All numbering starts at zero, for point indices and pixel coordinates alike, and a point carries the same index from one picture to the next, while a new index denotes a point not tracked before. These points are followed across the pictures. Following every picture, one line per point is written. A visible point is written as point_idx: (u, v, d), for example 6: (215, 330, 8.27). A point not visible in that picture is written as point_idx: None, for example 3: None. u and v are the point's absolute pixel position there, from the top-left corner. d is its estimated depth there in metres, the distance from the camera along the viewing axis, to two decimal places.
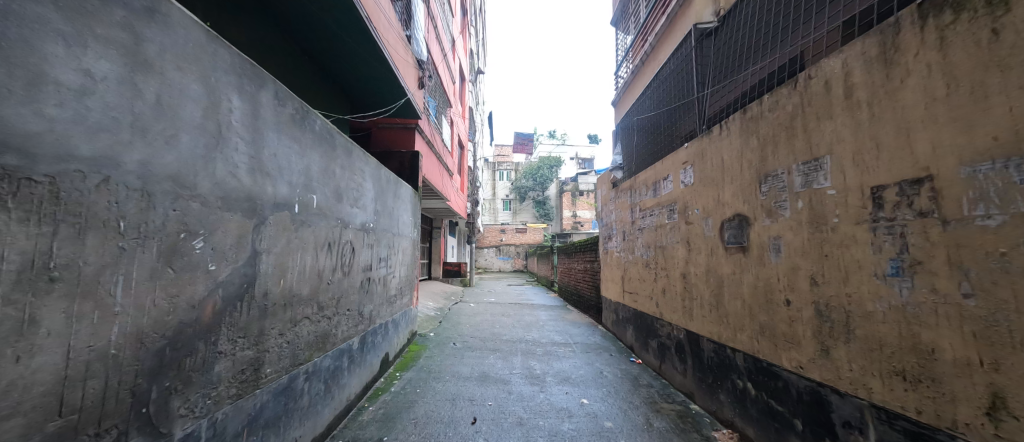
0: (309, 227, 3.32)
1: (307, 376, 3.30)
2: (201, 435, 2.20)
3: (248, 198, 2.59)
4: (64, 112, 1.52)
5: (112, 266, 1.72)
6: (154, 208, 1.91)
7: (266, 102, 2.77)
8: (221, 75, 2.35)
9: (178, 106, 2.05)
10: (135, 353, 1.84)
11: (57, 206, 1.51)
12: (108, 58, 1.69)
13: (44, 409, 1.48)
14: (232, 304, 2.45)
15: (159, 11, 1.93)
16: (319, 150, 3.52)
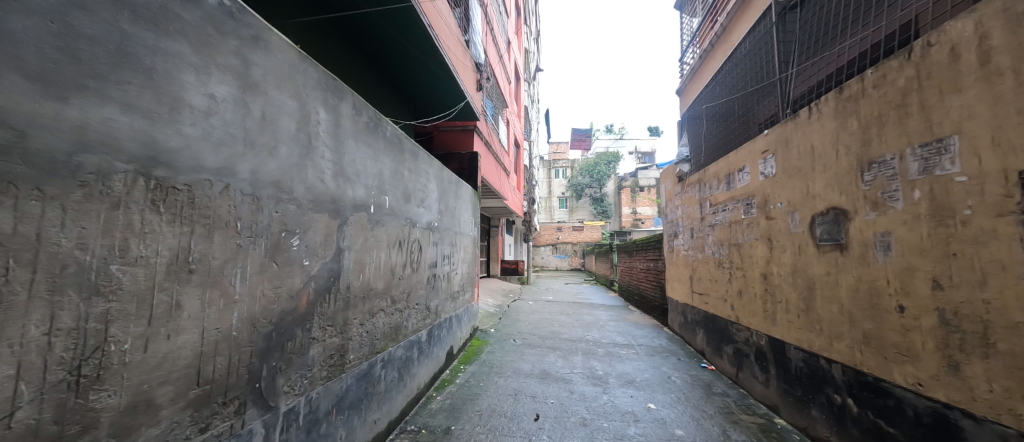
0: (382, 226, 3.58)
1: (383, 364, 3.57)
2: (299, 411, 2.49)
3: (333, 201, 2.86)
4: (196, 130, 1.81)
5: (231, 260, 2.01)
6: (262, 210, 2.20)
7: (346, 112, 3.04)
8: (311, 90, 2.63)
9: (278, 121, 2.33)
10: (249, 336, 2.13)
11: (193, 210, 1.80)
12: (225, 83, 1.97)
13: (186, 380, 1.78)
14: (322, 295, 2.74)
15: (262, 38, 2.21)
16: (390, 154, 3.78)
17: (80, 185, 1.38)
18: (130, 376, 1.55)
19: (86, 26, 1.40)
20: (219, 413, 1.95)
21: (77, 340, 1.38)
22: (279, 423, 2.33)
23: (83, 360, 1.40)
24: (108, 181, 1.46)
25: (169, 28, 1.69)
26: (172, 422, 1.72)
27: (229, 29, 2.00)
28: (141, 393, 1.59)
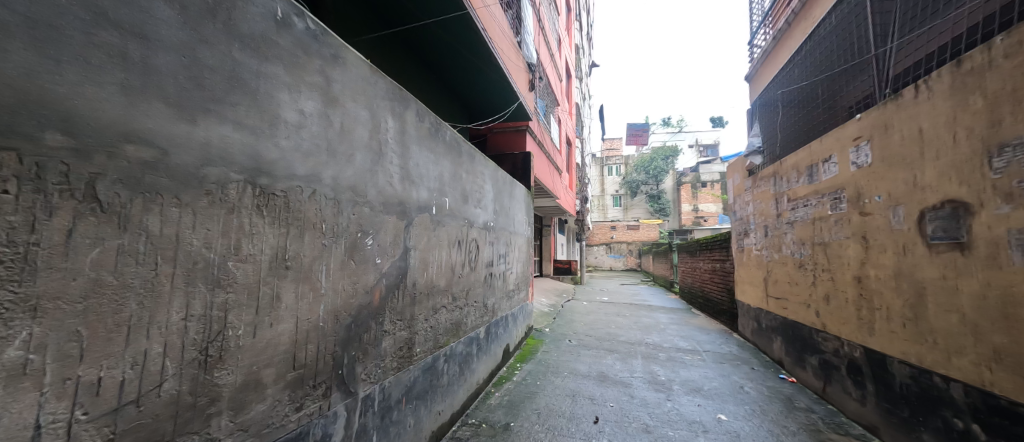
0: (443, 226, 3.75)
1: (445, 358, 3.73)
2: (374, 398, 2.70)
3: (401, 203, 3.06)
4: (289, 142, 2.04)
5: (317, 258, 2.23)
6: (342, 212, 2.42)
7: (411, 119, 3.23)
8: (381, 101, 2.83)
9: (354, 130, 2.54)
10: (333, 326, 2.35)
11: (288, 213, 2.03)
12: (311, 99, 2.20)
13: (285, 364, 2.01)
14: (392, 291, 2.93)
15: (341, 56, 2.44)
16: (450, 158, 3.94)
17: (206, 193, 1.62)
18: (243, 358, 1.79)
19: (208, 58, 1.64)
20: (311, 395, 2.18)
21: (205, 324, 1.63)
22: (358, 408, 2.54)
23: (209, 342, 1.65)
24: (224, 189, 1.70)
25: (268, 54, 1.92)
26: (274, 400, 1.95)
27: (314, 50, 2.22)
28: (251, 374, 1.83)
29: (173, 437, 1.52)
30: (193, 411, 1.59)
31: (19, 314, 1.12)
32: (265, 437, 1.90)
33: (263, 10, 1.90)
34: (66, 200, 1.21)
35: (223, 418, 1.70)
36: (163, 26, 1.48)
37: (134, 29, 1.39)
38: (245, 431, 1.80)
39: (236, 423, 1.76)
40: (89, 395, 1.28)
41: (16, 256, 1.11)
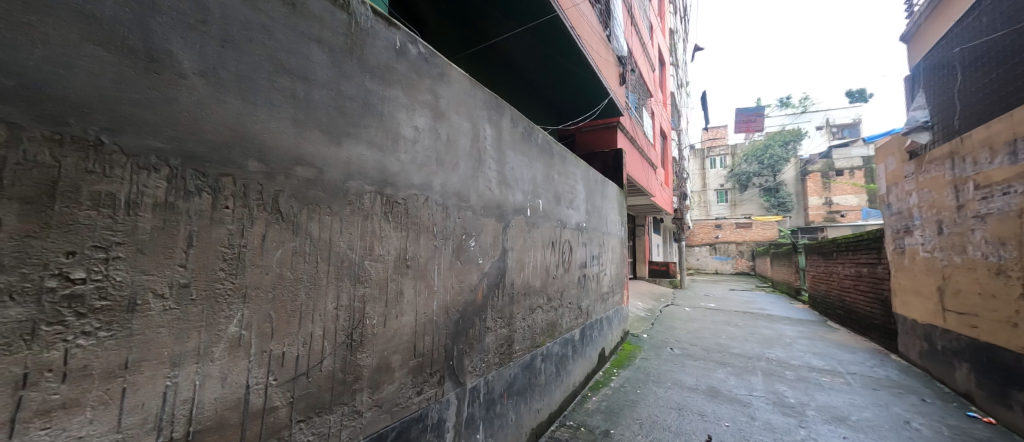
0: (537, 228, 3.82)
1: (542, 357, 3.79)
2: (480, 389, 2.88)
3: (499, 206, 3.20)
4: (407, 156, 2.31)
5: (431, 258, 2.47)
6: (449, 216, 2.64)
7: (506, 126, 3.37)
8: (480, 110, 3.01)
9: (458, 140, 2.76)
10: (444, 321, 2.57)
11: (408, 218, 2.30)
12: (423, 116, 2.45)
13: (408, 351, 2.27)
14: (493, 290, 3.09)
15: (447, 74, 2.67)
16: (543, 160, 4.00)
17: (348, 203, 1.94)
18: (377, 343, 2.08)
19: (348, 90, 1.96)
20: (428, 381, 2.42)
21: (350, 313, 1.94)
22: (466, 397, 2.73)
23: (353, 328, 1.96)
24: (361, 199, 2.01)
25: (390, 79, 2.21)
26: (400, 383, 2.22)
27: (425, 71, 2.47)
28: (382, 358, 2.11)
29: (331, 405, 1.84)
30: (344, 385, 1.90)
31: (237, 299, 1.49)
32: (394, 414, 2.17)
33: (386, 43, 2.19)
34: (261, 212, 1.57)
35: (364, 394, 2.00)
36: (318, 68, 1.81)
37: (300, 73, 1.73)
38: (380, 407, 2.09)
39: (373, 399, 2.05)
40: (277, 365, 1.62)
41: (234, 255, 1.48)
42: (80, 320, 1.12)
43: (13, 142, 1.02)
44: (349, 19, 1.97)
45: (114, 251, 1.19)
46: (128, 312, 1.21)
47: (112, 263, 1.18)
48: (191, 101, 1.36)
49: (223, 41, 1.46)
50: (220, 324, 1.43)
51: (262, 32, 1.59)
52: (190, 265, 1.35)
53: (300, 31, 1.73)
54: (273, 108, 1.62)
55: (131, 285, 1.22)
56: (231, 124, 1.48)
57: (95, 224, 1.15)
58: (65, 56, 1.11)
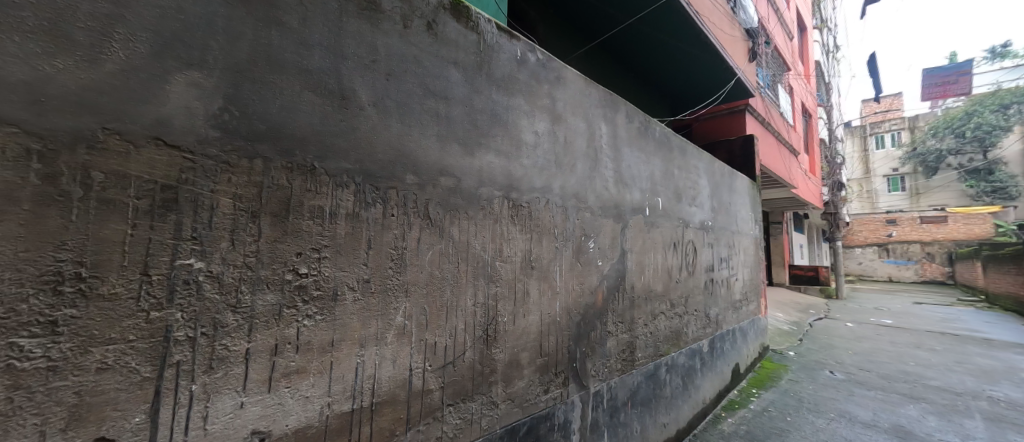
0: (657, 228, 3.56)
1: (667, 368, 3.51)
2: (603, 395, 2.80)
3: (616, 206, 3.07)
4: (530, 160, 2.40)
5: (552, 259, 2.51)
6: (568, 218, 2.64)
7: (621, 122, 3.22)
8: (594, 108, 2.95)
9: (575, 141, 2.74)
10: (566, 322, 2.57)
11: (532, 220, 2.38)
12: (542, 120, 2.51)
13: (535, 350, 2.34)
14: (614, 293, 2.97)
15: (563, 76, 2.68)
16: (661, 154, 3.71)
17: (481, 208, 2.10)
18: (508, 340, 2.20)
19: (479, 104, 2.12)
20: (553, 381, 2.45)
21: (485, 310, 2.09)
22: (590, 401, 2.69)
23: (488, 324, 2.10)
24: (491, 204, 2.15)
25: (513, 89, 2.32)
26: (529, 380, 2.30)
27: (543, 76, 2.53)
28: (513, 354, 2.22)
29: (472, 394, 2.00)
30: (482, 376, 2.05)
31: (401, 293, 1.74)
32: (524, 410, 2.26)
33: (509, 55, 2.31)
34: (416, 218, 1.81)
35: (499, 387, 2.13)
36: (455, 87, 2.01)
37: (441, 94, 1.94)
38: (512, 401, 2.20)
39: (506, 393, 2.17)
40: (430, 353, 1.84)
41: (398, 256, 1.74)
42: (305, 305, 1.45)
43: (266, 170, 1.37)
44: (478, 38, 2.14)
45: (323, 251, 1.50)
46: (333, 300, 1.52)
47: (322, 261, 1.50)
48: (368, 129, 1.65)
49: (387, 75, 1.73)
50: (390, 314, 1.69)
51: (414, 62, 1.84)
52: (370, 263, 1.64)
53: (441, 57, 1.95)
54: (422, 127, 1.85)
55: (334, 278, 1.53)
56: (394, 144, 1.74)
57: (312, 230, 1.48)
58: (293, 104, 1.45)
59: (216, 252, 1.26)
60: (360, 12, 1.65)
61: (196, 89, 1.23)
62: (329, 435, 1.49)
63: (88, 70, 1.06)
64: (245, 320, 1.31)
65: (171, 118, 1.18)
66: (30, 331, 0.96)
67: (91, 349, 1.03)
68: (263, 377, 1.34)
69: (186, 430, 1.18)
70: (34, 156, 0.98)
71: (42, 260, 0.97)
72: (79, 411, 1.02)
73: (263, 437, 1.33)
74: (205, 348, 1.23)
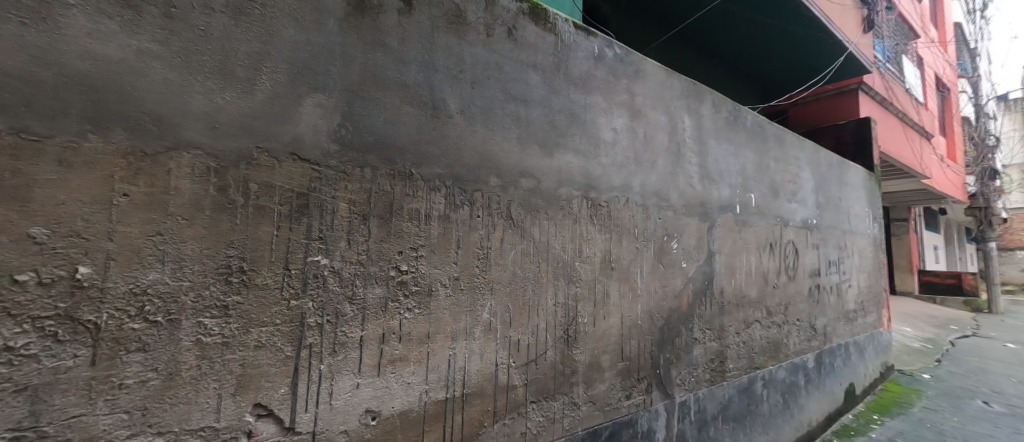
0: (750, 227, 3.23)
1: (764, 382, 3.17)
2: (690, 406, 2.62)
3: (702, 204, 2.86)
4: (608, 159, 2.34)
5: (634, 260, 2.41)
6: (650, 217, 2.52)
7: (707, 113, 2.99)
8: (677, 101, 2.78)
9: (655, 136, 2.61)
10: (649, 326, 2.46)
11: (611, 220, 2.32)
12: (621, 116, 2.43)
13: (616, 353, 2.28)
14: (700, 297, 2.76)
15: (643, 69, 2.56)
16: (753, 146, 3.37)
17: (560, 208, 2.10)
18: (589, 342, 2.16)
19: (558, 104, 2.13)
20: (636, 387, 2.36)
21: (565, 311, 2.08)
22: (676, 412, 2.54)
23: (569, 324, 2.09)
24: (570, 204, 2.14)
25: (591, 86, 2.28)
26: (611, 383, 2.24)
27: (621, 71, 2.45)
28: (594, 356, 2.18)
29: (555, 393, 2.02)
30: (564, 376, 2.05)
31: (487, 291, 1.82)
32: (606, 414, 2.21)
33: (586, 52, 2.28)
34: (500, 219, 1.88)
35: (580, 388, 2.12)
36: (534, 90, 2.04)
37: (522, 98, 1.99)
38: (594, 404, 2.17)
39: (588, 395, 2.15)
40: (515, 350, 1.89)
41: (484, 255, 1.82)
42: (406, 299, 1.59)
43: (374, 177, 1.54)
44: (556, 39, 2.15)
45: (420, 250, 1.64)
46: (428, 295, 1.65)
47: (419, 260, 1.64)
48: (456, 135, 1.76)
49: (472, 83, 1.83)
50: (477, 310, 1.78)
51: (496, 68, 1.91)
52: (459, 262, 1.74)
53: (521, 60, 2.00)
54: (504, 131, 1.92)
55: (429, 275, 1.66)
56: (479, 149, 1.83)
57: (411, 231, 1.62)
58: (394, 116, 1.60)
59: (336, 250, 1.44)
60: (448, 27, 1.77)
61: (321, 109, 1.43)
62: (427, 419, 1.62)
63: (246, 99, 1.29)
64: (359, 311, 1.48)
65: (303, 136, 1.39)
66: (211, 313, 1.20)
67: (250, 329, 1.26)
68: (373, 362, 1.50)
69: (317, 404, 1.37)
70: (211, 172, 1.22)
71: (217, 256, 1.21)
72: (243, 380, 1.24)
73: (375, 416, 1.49)
74: (329, 333, 1.41)
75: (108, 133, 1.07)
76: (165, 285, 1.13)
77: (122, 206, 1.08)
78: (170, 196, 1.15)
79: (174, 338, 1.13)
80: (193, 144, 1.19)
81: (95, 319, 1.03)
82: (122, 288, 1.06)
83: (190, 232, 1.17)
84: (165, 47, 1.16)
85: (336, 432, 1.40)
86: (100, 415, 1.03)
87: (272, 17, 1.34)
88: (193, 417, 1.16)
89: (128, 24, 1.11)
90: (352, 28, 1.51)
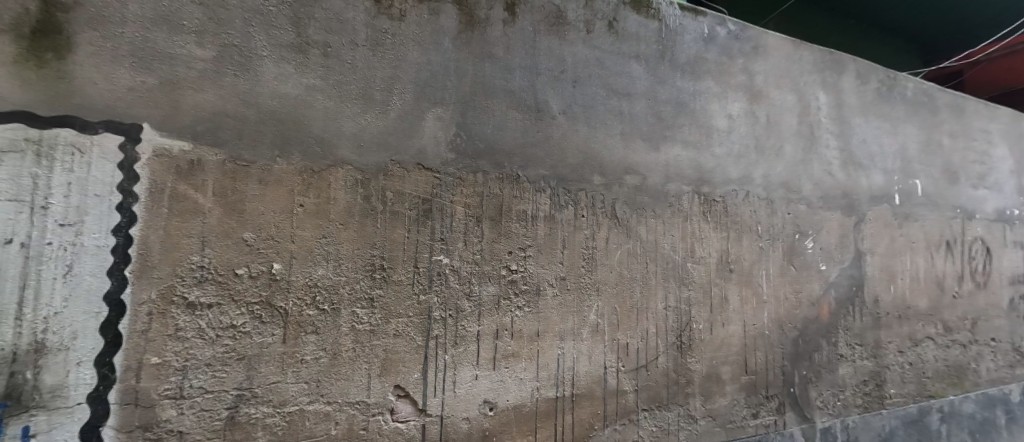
0: (915, 221, 2.61)
1: (942, 416, 2.53)
2: (836, 435, 2.22)
3: (845, 195, 2.39)
4: (722, 149, 2.11)
5: (758, 262, 2.13)
6: (776, 213, 2.20)
7: (849, 86, 2.50)
8: (808, 76, 2.38)
9: (780, 120, 2.27)
10: (779, 338, 2.14)
11: (728, 217, 2.09)
12: (738, 101, 2.18)
13: (739, 365, 2.04)
14: (846, 306, 2.31)
15: (763, 44, 2.26)
16: (917, 120, 2.71)
17: (669, 205, 1.96)
18: (707, 350, 1.98)
19: (664, 94, 1.99)
20: (764, 406, 2.08)
21: (678, 316, 1.93)
22: (817, 440, 2.17)
23: (682, 331, 1.93)
24: (680, 200, 1.99)
25: (700, 72, 2.09)
26: (733, 398, 2.01)
27: (736, 50, 2.19)
28: (713, 367, 1.98)
29: (668, 403, 1.89)
30: (677, 386, 1.91)
31: (593, 292, 1.78)
32: (728, 432, 2.00)
33: (694, 35, 2.09)
34: (604, 218, 1.83)
35: (697, 401, 1.94)
36: (637, 82, 1.95)
37: (625, 91, 1.91)
38: (713, 419, 1.97)
39: (707, 409, 1.96)
40: (624, 354, 1.82)
41: (589, 256, 1.79)
42: (517, 297, 1.65)
43: (486, 181, 1.63)
44: (660, 25, 2.02)
45: (528, 251, 1.68)
46: (537, 294, 1.69)
47: (527, 260, 1.68)
48: (559, 136, 1.77)
49: (573, 81, 1.82)
50: (584, 310, 1.76)
51: (597, 64, 1.87)
52: (565, 262, 1.75)
53: (623, 52, 1.93)
54: (607, 127, 1.86)
55: (537, 275, 1.70)
56: (582, 148, 1.81)
57: (519, 231, 1.67)
58: (502, 122, 1.67)
59: (455, 250, 1.56)
60: (549, 29, 1.79)
61: (440, 122, 1.57)
62: (539, 416, 1.65)
63: (382, 118, 1.48)
64: (476, 307, 1.58)
65: (425, 147, 1.54)
66: (361, 304, 1.40)
67: (390, 320, 1.44)
68: (489, 356, 1.59)
69: (443, 390, 1.51)
70: (359, 184, 1.42)
71: (365, 255, 1.41)
72: (386, 364, 1.43)
73: (491, 407, 1.58)
74: (451, 327, 1.54)
75: (289, 156, 1.33)
76: (329, 279, 1.35)
77: (299, 215, 1.32)
78: (330, 205, 1.37)
79: (336, 324, 1.35)
80: (345, 161, 1.41)
81: (285, 305, 1.28)
82: (301, 281, 1.31)
83: (345, 235, 1.39)
84: (325, 81, 1.40)
85: (459, 418, 1.53)
86: (289, 383, 1.29)
87: (400, 44, 1.52)
88: (351, 392, 1.37)
89: (299, 65, 1.37)
90: (464, 44, 1.63)
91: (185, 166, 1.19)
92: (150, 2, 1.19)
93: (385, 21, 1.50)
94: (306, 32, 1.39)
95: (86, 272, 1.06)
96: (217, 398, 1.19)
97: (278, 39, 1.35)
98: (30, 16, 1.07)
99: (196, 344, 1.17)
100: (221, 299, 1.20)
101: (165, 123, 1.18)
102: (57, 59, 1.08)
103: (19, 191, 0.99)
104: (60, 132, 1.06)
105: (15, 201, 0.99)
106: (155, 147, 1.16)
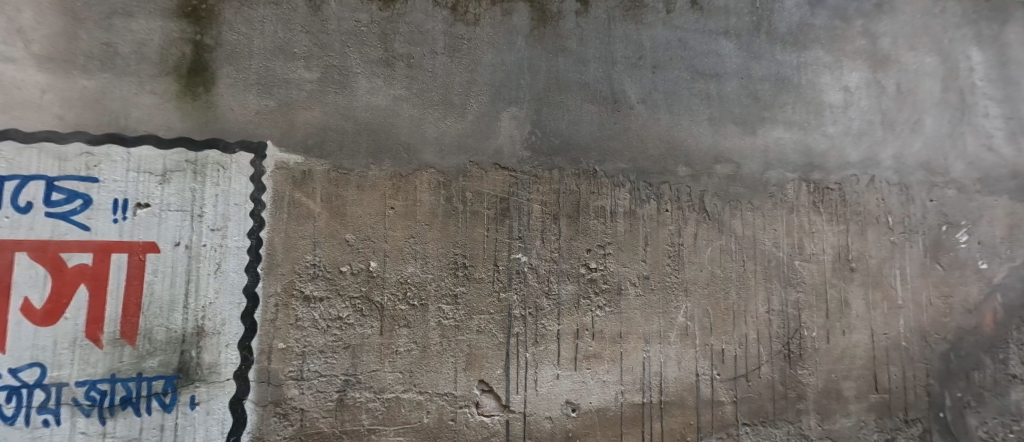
0: None
1: None
2: None
3: (1015, 175, 1.90)
4: (837, 127, 1.81)
5: (889, 260, 1.78)
6: (914, 200, 1.82)
7: (1017, 37, 1.98)
8: (955, 31, 1.93)
9: (916, 87, 1.88)
10: (922, 351, 1.77)
11: (847, 207, 1.78)
12: (857, 69, 1.85)
13: (867, 381, 1.73)
14: (1020, 315, 1.83)
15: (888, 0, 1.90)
16: None
17: (770, 195, 1.74)
18: (823, 361, 1.71)
19: (760, 71, 1.77)
20: (902, 430, 1.74)
21: (784, 321, 1.70)
22: None
23: (790, 338, 1.70)
24: (784, 190, 1.75)
25: (806, 41, 1.82)
26: (859, 419, 1.72)
27: (853, 11, 1.86)
28: (831, 381, 1.71)
29: (775, 418, 1.67)
30: (786, 400, 1.68)
31: (681, 292, 1.65)
32: None
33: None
34: (692, 212, 1.68)
35: (812, 418, 1.69)
36: (727, 60, 1.76)
37: (713, 73, 1.74)
38: None
39: (824, 429, 1.70)
40: (719, 361, 1.65)
41: (676, 253, 1.66)
42: (597, 297, 1.59)
43: (562, 178, 1.60)
44: None
45: (608, 248, 1.61)
46: (618, 293, 1.61)
47: (607, 257, 1.61)
48: (639, 126, 1.67)
49: (653, 67, 1.70)
50: (672, 312, 1.63)
51: (680, 46, 1.73)
52: (648, 260, 1.64)
53: (709, 30, 1.75)
54: (693, 113, 1.71)
55: (618, 274, 1.61)
56: (665, 137, 1.69)
57: (598, 228, 1.61)
58: (577, 117, 1.63)
59: (533, 248, 1.55)
60: (625, 15, 1.70)
61: (516, 121, 1.58)
62: (625, 421, 1.58)
63: (461, 121, 1.53)
64: (555, 306, 1.56)
65: (502, 147, 1.56)
66: (446, 301, 1.46)
67: (473, 316, 1.48)
68: (570, 356, 1.56)
69: (526, 388, 1.51)
70: (441, 185, 1.49)
71: (448, 254, 1.47)
72: (470, 358, 1.47)
73: (574, 408, 1.54)
74: (532, 325, 1.53)
75: (381, 163, 1.44)
76: (418, 277, 1.44)
77: (391, 216, 1.43)
78: (417, 207, 1.46)
79: (425, 319, 1.44)
80: (429, 164, 1.48)
81: (381, 300, 1.39)
82: (394, 278, 1.41)
83: (431, 235, 1.46)
84: (409, 91, 1.49)
85: (542, 417, 1.52)
86: (387, 372, 1.39)
87: (475, 48, 1.57)
88: (439, 383, 1.44)
89: (388, 78, 1.48)
90: (537, 40, 1.62)
91: (299, 176, 1.35)
92: (270, 36, 1.39)
93: (461, 27, 1.56)
94: (393, 46, 1.49)
95: (230, 269, 1.27)
96: (329, 381, 1.33)
97: (369, 56, 1.47)
98: (187, 58, 1.31)
99: (313, 333, 1.32)
100: (330, 293, 1.34)
101: (283, 139, 1.36)
102: (205, 91, 1.31)
103: (185, 203, 1.24)
104: (210, 153, 1.28)
105: (181, 211, 1.24)
106: (277, 160, 1.33)
